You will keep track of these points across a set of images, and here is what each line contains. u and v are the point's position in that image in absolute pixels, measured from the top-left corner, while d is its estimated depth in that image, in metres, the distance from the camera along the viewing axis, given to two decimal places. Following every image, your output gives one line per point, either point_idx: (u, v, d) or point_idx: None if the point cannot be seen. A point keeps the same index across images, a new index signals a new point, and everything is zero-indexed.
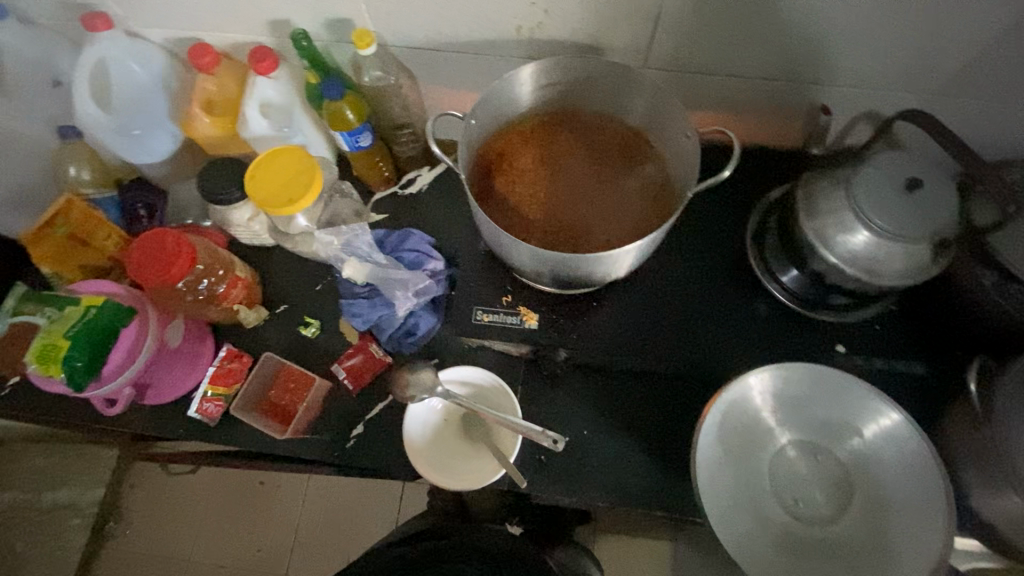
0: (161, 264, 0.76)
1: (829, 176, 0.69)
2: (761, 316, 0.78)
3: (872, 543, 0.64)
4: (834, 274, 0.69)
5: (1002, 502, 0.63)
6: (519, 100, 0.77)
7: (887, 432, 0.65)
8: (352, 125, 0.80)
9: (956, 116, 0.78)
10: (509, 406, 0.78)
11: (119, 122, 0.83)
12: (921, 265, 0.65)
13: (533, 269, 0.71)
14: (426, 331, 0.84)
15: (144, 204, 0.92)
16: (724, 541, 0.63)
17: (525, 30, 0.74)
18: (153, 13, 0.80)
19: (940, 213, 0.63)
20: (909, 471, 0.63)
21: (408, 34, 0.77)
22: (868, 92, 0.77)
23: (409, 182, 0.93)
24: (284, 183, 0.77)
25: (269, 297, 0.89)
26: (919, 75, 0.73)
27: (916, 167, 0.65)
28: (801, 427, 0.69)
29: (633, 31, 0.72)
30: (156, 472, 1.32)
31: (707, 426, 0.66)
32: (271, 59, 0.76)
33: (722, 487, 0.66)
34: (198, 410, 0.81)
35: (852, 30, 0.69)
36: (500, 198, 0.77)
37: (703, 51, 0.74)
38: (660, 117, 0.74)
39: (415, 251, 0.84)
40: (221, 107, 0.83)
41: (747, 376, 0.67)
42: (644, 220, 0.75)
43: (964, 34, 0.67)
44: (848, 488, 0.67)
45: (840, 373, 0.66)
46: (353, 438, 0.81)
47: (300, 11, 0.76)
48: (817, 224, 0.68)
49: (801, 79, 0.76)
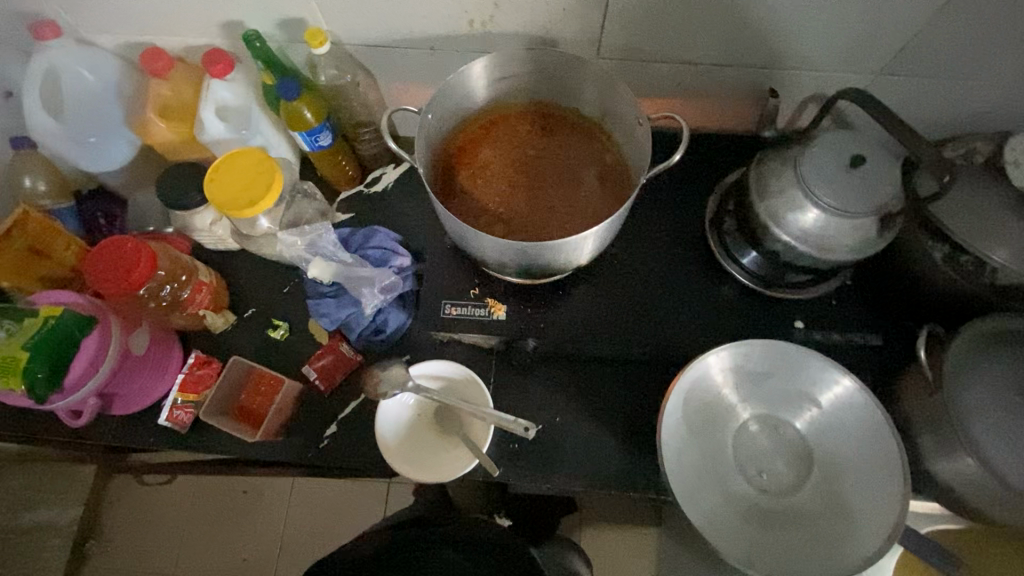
0: (120, 271, 0.75)
1: (778, 157, 0.71)
2: (723, 297, 0.79)
3: (832, 508, 0.66)
4: (788, 253, 0.71)
5: (957, 464, 0.65)
6: (475, 94, 0.78)
7: (842, 400, 0.67)
8: (311, 125, 0.80)
9: (898, 94, 0.80)
10: (480, 397, 0.78)
11: (74, 131, 0.83)
12: (869, 239, 0.67)
13: (495, 260, 0.72)
14: (395, 329, 0.84)
15: (103, 212, 0.92)
16: (692, 516, 0.64)
17: (477, 24, 0.75)
18: (102, 19, 0.79)
19: (884, 187, 0.65)
20: (865, 437, 0.66)
21: (362, 32, 0.78)
22: (814, 74, 0.79)
23: (375, 181, 0.93)
24: (243, 186, 0.77)
25: (237, 301, 0.89)
26: (860, 56, 0.76)
27: (859, 144, 0.67)
28: (760, 402, 0.72)
29: (583, 22, 0.73)
30: (132, 486, 1.31)
31: (671, 405, 0.68)
32: (225, 62, 0.76)
33: (687, 464, 0.68)
34: (168, 418, 0.81)
35: (794, 15, 0.71)
36: (462, 193, 0.78)
37: (652, 39, 0.75)
38: (613, 107, 0.75)
39: (381, 248, 0.85)
40: (178, 111, 0.83)
41: (707, 355, 0.69)
42: (603, 207, 0.76)
43: (900, 15, 0.70)
44: (808, 457, 0.69)
45: (796, 346, 0.68)
46: (326, 438, 0.81)
47: (252, 12, 0.76)
48: (769, 204, 0.70)
49: (750, 64, 0.78)
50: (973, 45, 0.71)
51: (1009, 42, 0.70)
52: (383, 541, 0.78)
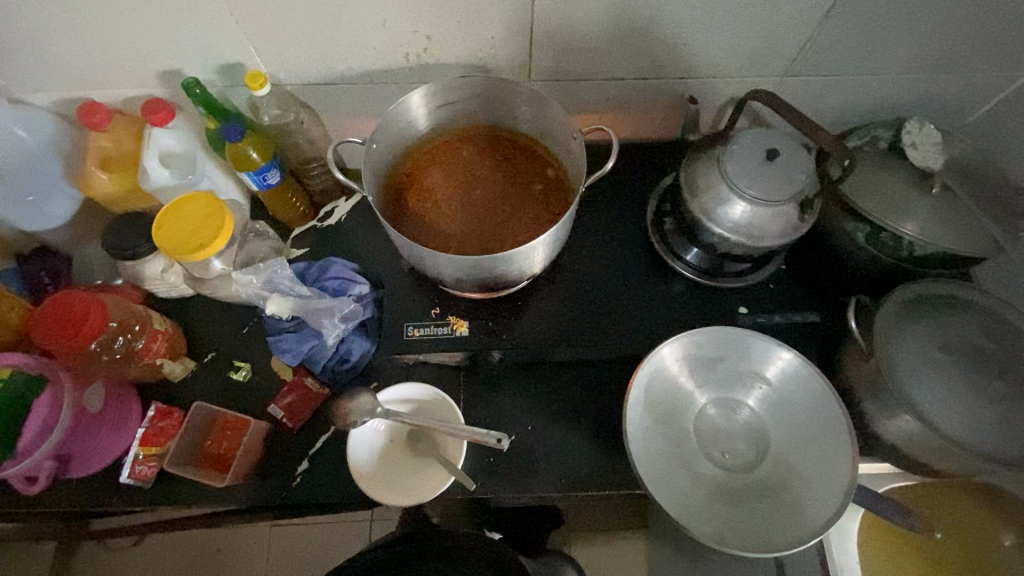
0: (70, 326, 0.73)
1: (703, 158, 0.77)
2: (673, 292, 0.84)
3: (789, 477, 0.70)
4: (725, 244, 0.76)
5: (898, 423, 0.71)
6: (417, 123, 0.81)
7: (788, 373, 0.72)
8: (257, 164, 0.81)
9: (803, 93, 0.88)
10: (452, 414, 0.79)
11: (13, 191, 0.83)
12: (793, 223, 0.73)
13: (452, 278, 0.74)
14: (359, 357, 0.85)
15: (48, 272, 0.89)
16: (664, 501, 0.67)
17: (413, 56, 0.79)
18: (36, 77, 0.79)
19: (800, 175, 0.70)
20: (811, 406, 0.70)
21: (301, 71, 0.80)
22: (726, 81, 0.86)
23: (328, 215, 0.95)
24: (192, 230, 0.77)
25: (194, 347, 0.88)
26: (766, 62, 0.83)
27: (775, 139, 0.73)
28: (715, 386, 0.76)
29: (512, 48, 0.78)
30: (94, 554, 1.22)
31: (634, 398, 0.71)
32: (166, 110, 0.76)
33: (654, 452, 0.71)
34: (130, 475, 0.78)
35: (701, 30, 0.77)
36: (415, 217, 0.81)
37: (578, 60, 0.81)
38: (549, 124, 0.80)
39: (338, 279, 0.85)
40: (119, 163, 0.83)
41: (661, 347, 0.73)
42: (548, 215, 0.81)
43: (794, 24, 0.77)
44: (765, 432, 0.73)
45: (741, 328, 0.72)
46: (300, 474, 0.80)
47: (190, 60, 0.77)
48: (701, 201, 0.75)
49: (670, 74, 0.84)
50: (860, 44, 0.80)
51: (888, 40, 0.79)
52: (371, 560, 0.79)
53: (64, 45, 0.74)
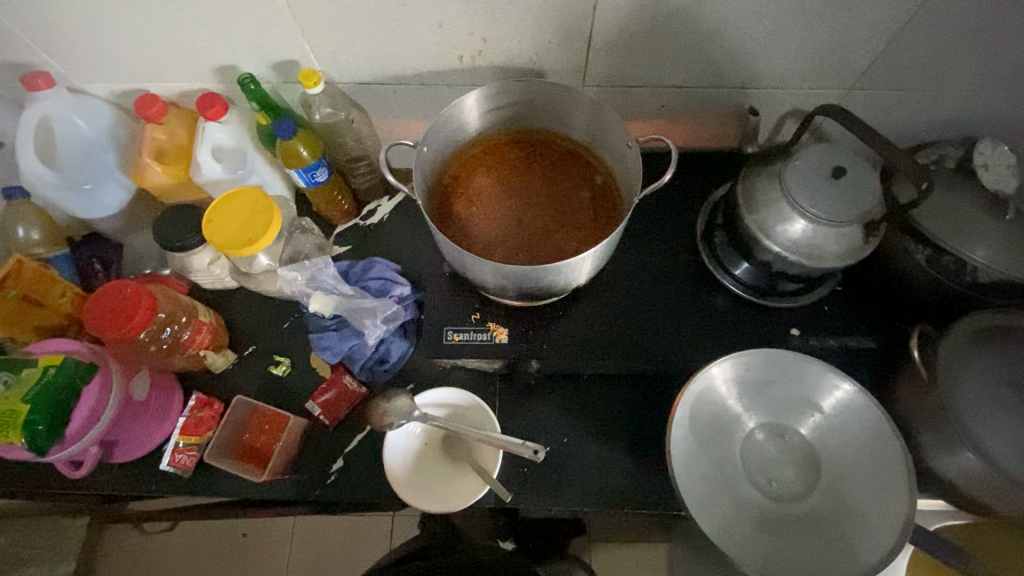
0: (121, 316, 0.74)
1: (762, 172, 0.74)
2: (720, 308, 0.81)
3: (840, 511, 0.67)
4: (780, 263, 0.73)
5: (958, 460, 0.67)
6: (467, 126, 0.80)
7: (844, 404, 0.69)
8: (307, 162, 0.82)
9: (868, 108, 0.85)
10: (488, 422, 0.78)
11: (68, 178, 0.82)
12: (855, 246, 0.70)
13: (496, 285, 0.73)
14: (398, 357, 0.84)
15: (99, 258, 0.91)
16: (706, 528, 0.65)
17: (467, 59, 0.78)
18: (98, 68, 0.81)
19: (867, 196, 0.67)
20: (866, 438, 0.67)
21: (355, 71, 0.80)
22: (787, 93, 0.83)
23: (371, 213, 0.95)
24: (241, 225, 0.77)
25: (236, 340, 0.89)
26: (831, 74, 0.80)
27: (840, 156, 0.69)
28: (764, 410, 0.73)
29: (569, 53, 0.77)
30: (130, 535, 1.26)
31: (678, 419, 0.69)
32: (220, 105, 0.77)
33: (697, 476, 0.69)
34: (169, 463, 0.79)
35: (767, 40, 0.74)
36: (461, 221, 0.80)
37: (635, 66, 0.79)
38: (602, 132, 0.78)
39: (380, 279, 0.85)
40: (172, 155, 0.83)
41: (709, 368, 0.71)
42: (597, 225, 0.79)
43: (866, 37, 0.74)
44: (815, 463, 0.71)
45: (795, 353, 0.70)
46: (334, 473, 0.80)
47: (246, 56, 0.78)
48: (757, 217, 0.72)
49: (728, 84, 0.82)
50: (934, 59, 0.76)
51: (966, 57, 0.75)
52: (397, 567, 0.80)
53: (127, 38, 0.76)
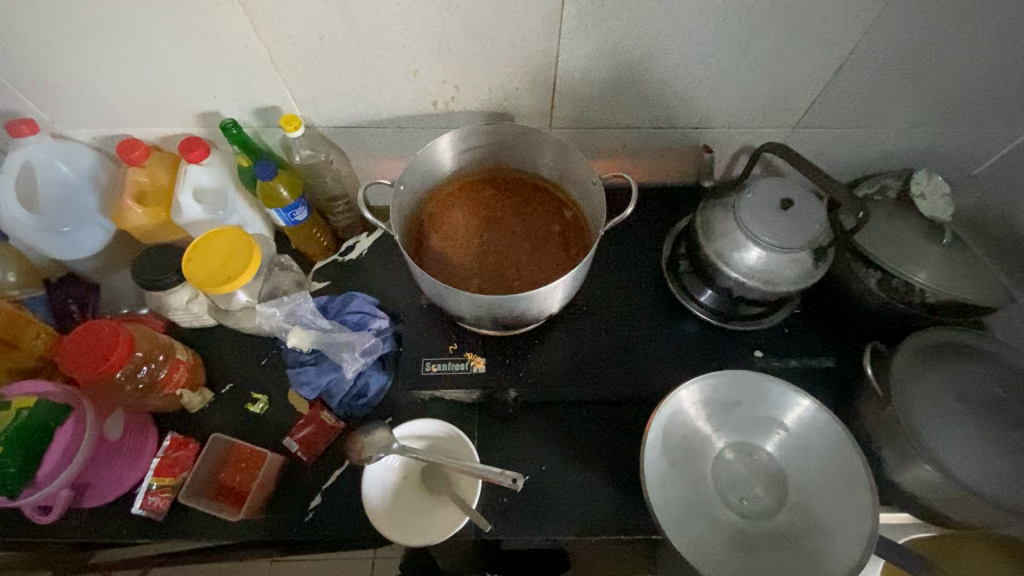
0: (96, 356, 0.74)
1: (719, 204, 0.79)
2: (689, 334, 0.85)
3: (808, 527, 0.69)
4: (740, 289, 0.77)
5: (917, 472, 0.70)
6: (442, 166, 0.84)
7: (806, 420, 0.72)
8: (286, 202, 0.84)
9: (813, 145, 0.92)
10: (467, 452, 0.78)
11: (48, 221, 0.83)
12: (807, 270, 0.74)
13: (473, 315, 0.75)
14: (377, 391, 0.85)
15: (76, 300, 0.93)
16: (681, 548, 0.66)
17: (441, 104, 0.83)
18: (83, 114, 0.83)
19: (814, 224, 0.72)
20: (830, 454, 0.70)
21: (334, 116, 0.84)
22: (739, 132, 0.90)
23: (350, 249, 0.97)
24: (222, 263, 0.79)
25: (213, 379, 0.89)
26: (777, 115, 0.87)
27: (788, 188, 0.75)
28: (733, 430, 0.76)
29: (535, 98, 0.82)
30: None
31: (651, 441, 0.71)
32: (201, 149, 0.80)
33: (671, 497, 0.70)
34: (141, 506, 0.77)
35: (715, 85, 0.81)
36: (437, 255, 0.83)
37: (597, 111, 0.85)
38: (568, 169, 0.83)
39: (359, 312, 0.86)
40: (154, 197, 0.85)
41: (677, 392, 0.73)
42: (568, 256, 0.83)
43: (802, 84, 0.81)
44: (783, 480, 0.73)
45: (758, 373, 0.73)
46: (312, 511, 0.79)
47: (229, 102, 0.82)
48: (716, 246, 0.77)
49: (684, 125, 0.88)
50: (867, 100, 0.83)
51: (895, 99, 0.83)
52: None
53: (113, 87, 0.79)
